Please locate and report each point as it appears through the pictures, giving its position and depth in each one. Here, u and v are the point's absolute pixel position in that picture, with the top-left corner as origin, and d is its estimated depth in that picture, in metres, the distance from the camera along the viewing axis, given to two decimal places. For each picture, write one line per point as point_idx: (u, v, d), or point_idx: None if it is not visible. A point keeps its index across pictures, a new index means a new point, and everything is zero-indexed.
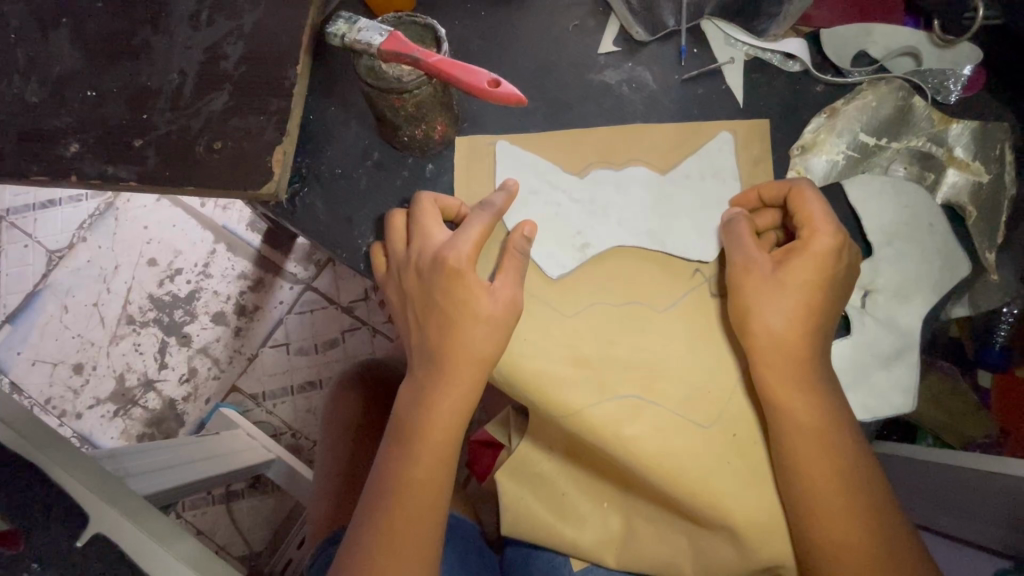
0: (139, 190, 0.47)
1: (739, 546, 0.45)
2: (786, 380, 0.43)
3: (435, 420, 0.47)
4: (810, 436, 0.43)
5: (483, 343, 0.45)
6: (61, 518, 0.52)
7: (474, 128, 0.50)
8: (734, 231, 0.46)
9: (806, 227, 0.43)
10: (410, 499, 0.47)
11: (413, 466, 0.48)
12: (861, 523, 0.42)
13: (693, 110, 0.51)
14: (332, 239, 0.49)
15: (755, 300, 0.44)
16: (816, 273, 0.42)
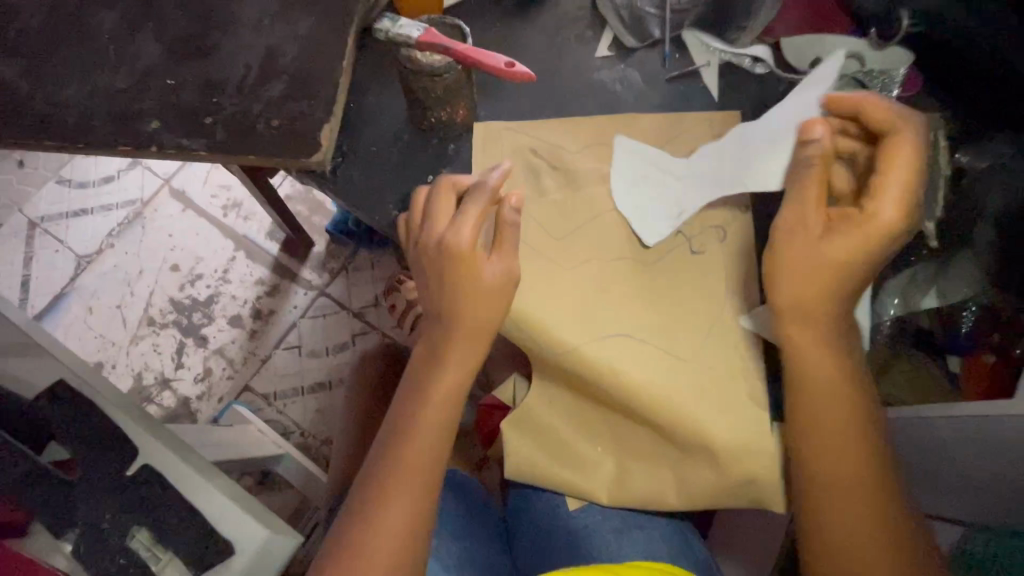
0: (207, 159, 0.56)
1: (716, 467, 0.53)
2: (807, 333, 0.51)
3: (446, 372, 0.56)
4: (826, 386, 0.51)
5: (479, 313, 0.52)
6: (115, 449, 0.59)
7: (490, 116, 0.60)
8: (802, 174, 0.50)
9: (875, 200, 0.47)
10: (416, 437, 0.56)
11: (423, 408, 0.56)
12: (860, 456, 0.52)
13: (675, 104, 0.60)
14: (367, 206, 0.57)
15: (798, 253, 0.50)
16: (859, 241, 0.48)
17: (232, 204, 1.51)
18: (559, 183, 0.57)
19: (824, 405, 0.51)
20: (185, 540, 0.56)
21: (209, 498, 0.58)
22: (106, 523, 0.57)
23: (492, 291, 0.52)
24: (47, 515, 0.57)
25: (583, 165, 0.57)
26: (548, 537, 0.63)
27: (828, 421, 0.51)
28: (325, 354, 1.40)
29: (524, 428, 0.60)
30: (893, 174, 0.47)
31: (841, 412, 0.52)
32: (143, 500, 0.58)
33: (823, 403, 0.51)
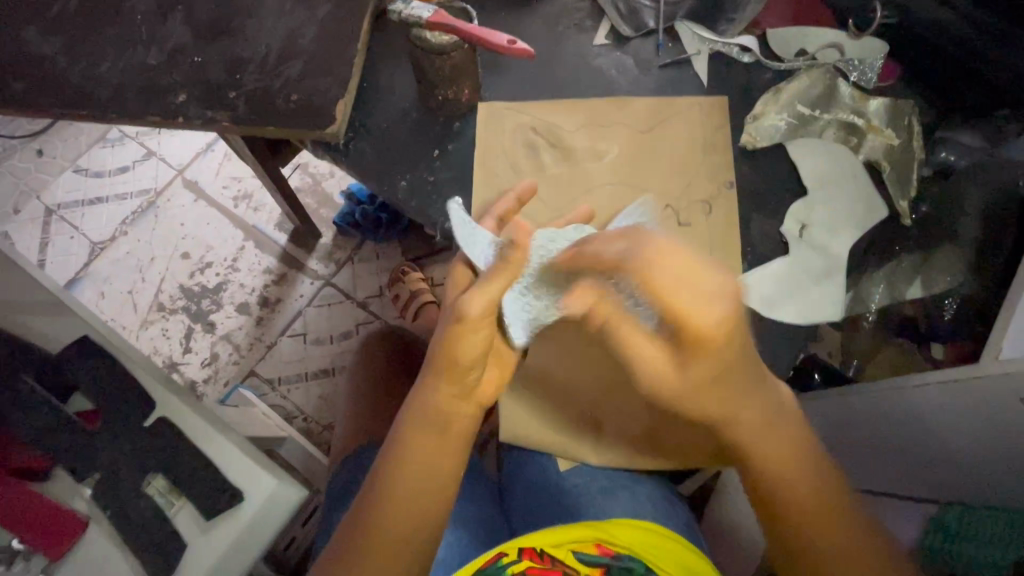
0: (230, 130, 0.60)
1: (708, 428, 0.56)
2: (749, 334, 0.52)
3: (441, 408, 0.55)
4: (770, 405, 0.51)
5: (468, 341, 0.53)
6: (134, 401, 0.62)
7: (493, 97, 0.64)
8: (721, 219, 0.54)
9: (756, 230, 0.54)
10: (411, 479, 0.54)
11: (421, 451, 0.55)
12: (821, 478, 0.51)
13: (667, 89, 0.64)
14: (377, 177, 0.61)
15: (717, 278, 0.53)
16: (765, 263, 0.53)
17: (243, 195, 1.55)
18: (556, 159, 0.61)
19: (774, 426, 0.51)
20: (196, 488, 0.59)
21: (220, 452, 0.62)
22: (122, 470, 0.60)
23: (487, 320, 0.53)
24: (69, 461, 0.60)
25: (579, 143, 0.61)
26: (541, 496, 0.66)
27: (783, 442, 0.51)
28: (329, 342, 1.43)
29: (521, 394, 0.62)
30: (760, 225, 0.54)
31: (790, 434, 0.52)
32: (158, 450, 0.61)
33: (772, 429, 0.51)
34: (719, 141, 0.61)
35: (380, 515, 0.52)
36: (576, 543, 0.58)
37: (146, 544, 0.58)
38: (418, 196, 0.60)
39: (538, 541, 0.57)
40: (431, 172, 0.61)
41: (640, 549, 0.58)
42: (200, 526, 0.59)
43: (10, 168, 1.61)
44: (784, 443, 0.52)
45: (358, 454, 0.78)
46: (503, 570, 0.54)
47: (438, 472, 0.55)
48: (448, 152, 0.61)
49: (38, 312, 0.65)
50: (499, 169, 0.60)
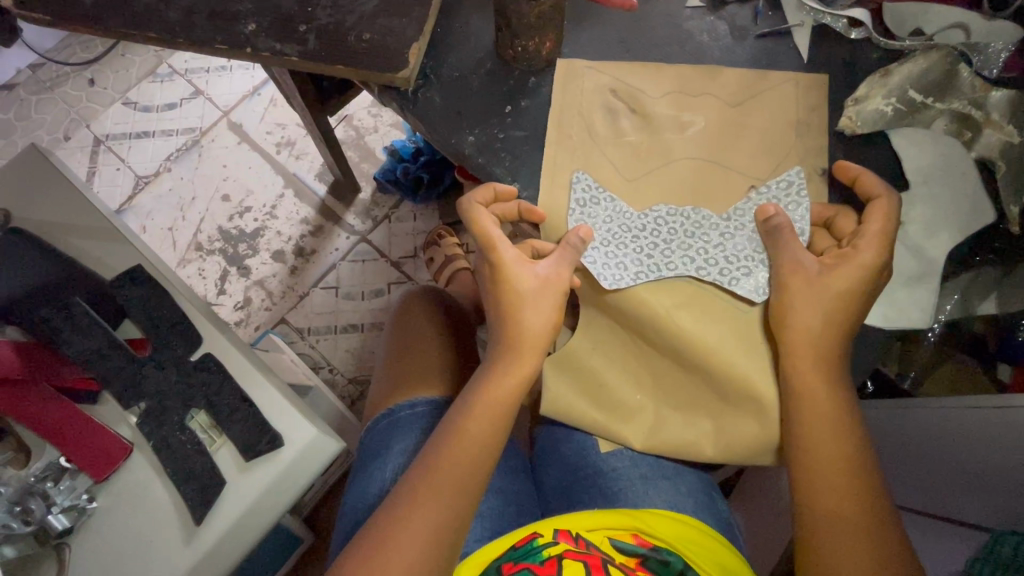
0: (298, 65, 0.58)
1: (762, 418, 0.53)
2: (811, 326, 0.51)
3: (507, 382, 0.57)
4: (827, 423, 0.51)
5: (543, 318, 0.56)
6: (182, 334, 0.62)
7: (573, 54, 0.60)
8: (778, 238, 0.53)
9: (861, 241, 0.51)
10: (472, 441, 0.56)
11: (484, 421, 0.57)
12: (868, 509, 0.49)
13: (762, 62, 0.59)
14: (442, 129, 0.58)
15: (792, 290, 0.52)
16: (856, 277, 0.51)
17: (286, 143, 1.54)
18: (635, 126, 0.57)
19: (832, 443, 0.51)
20: (237, 427, 0.59)
21: (261, 393, 0.61)
22: (167, 402, 0.61)
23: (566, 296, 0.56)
24: (117, 387, 0.61)
25: (661, 111, 0.57)
26: (574, 476, 0.65)
27: (833, 472, 0.50)
28: (361, 299, 1.42)
29: (565, 371, 0.58)
30: (873, 228, 0.51)
31: (846, 470, 0.51)
32: (201, 385, 0.61)
33: (826, 457, 0.51)
34: (815, 121, 0.56)
35: (432, 467, 0.55)
36: (611, 530, 0.57)
37: (185, 476, 0.58)
38: (485, 152, 0.57)
39: (573, 525, 0.56)
40: (502, 128, 0.58)
41: (677, 543, 0.56)
42: (240, 466, 0.59)
43: (63, 94, 1.61)
44: (835, 479, 0.50)
45: (392, 411, 0.76)
46: (537, 550, 0.52)
47: (489, 445, 0.57)
48: (521, 109, 0.58)
49: (93, 237, 0.65)
50: (574, 131, 0.57)
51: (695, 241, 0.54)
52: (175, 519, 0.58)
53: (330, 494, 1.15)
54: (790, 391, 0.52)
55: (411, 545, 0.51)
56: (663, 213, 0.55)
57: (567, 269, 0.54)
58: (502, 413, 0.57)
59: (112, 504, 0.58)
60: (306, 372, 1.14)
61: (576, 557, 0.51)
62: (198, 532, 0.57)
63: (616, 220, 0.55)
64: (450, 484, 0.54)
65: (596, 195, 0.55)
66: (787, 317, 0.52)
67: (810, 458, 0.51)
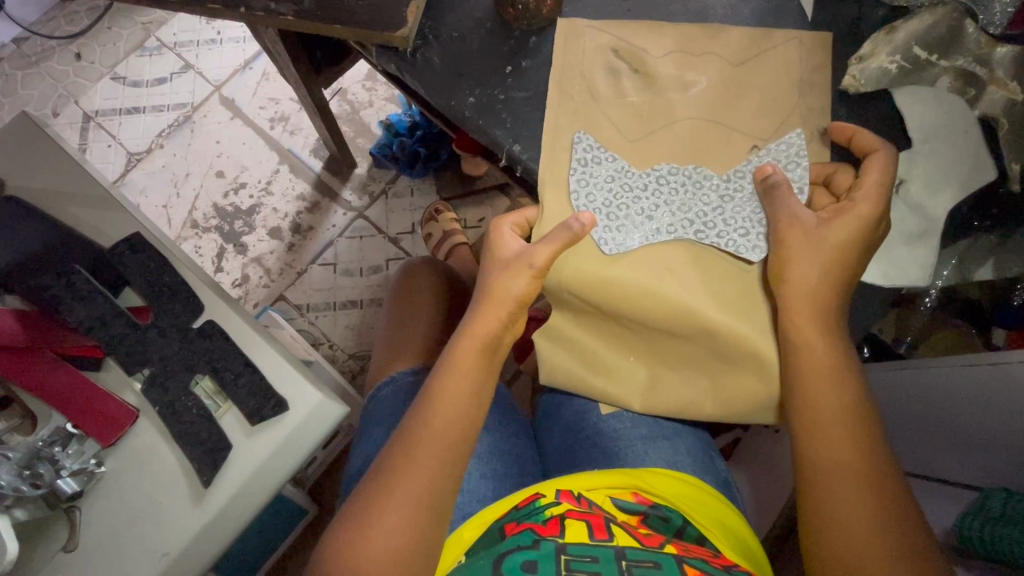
0: (294, 25, 0.56)
1: (763, 375, 0.54)
2: (810, 283, 0.51)
3: (478, 338, 0.56)
4: (826, 375, 0.51)
5: (517, 283, 0.54)
6: (183, 301, 0.62)
7: (573, 13, 0.59)
8: (775, 196, 0.52)
9: (860, 192, 0.50)
10: (451, 397, 0.55)
11: (461, 377, 0.55)
12: (867, 457, 0.50)
13: (765, 20, 0.58)
14: (442, 90, 0.58)
15: (789, 248, 0.52)
16: (854, 233, 0.50)
17: (279, 118, 1.52)
18: (637, 86, 0.56)
19: (831, 396, 0.51)
20: (240, 392, 0.60)
21: (264, 359, 0.61)
22: (169, 368, 0.61)
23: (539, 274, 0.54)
24: (120, 354, 0.61)
25: (663, 71, 0.56)
26: (573, 438, 0.65)
27: (831, 422, 0.51)
28: (359, 275, 1.42)
29: (557, 339, 0.59)
30: (870, 181, 0.50)
31: (846, 422, 0.51)
32: (203, 352, 0.61)
33: (824, 408, 0.51)
34: (817, 80, 0.56)
35: (425, 421, 0.54)
36: (612, 489, 0.58)
37: (191, 441, 0.59)
38: (486, 113, 0.56)
39: (574, 486, 0.57)
40: (502, 89, 0.57)
41: (677, 500, 0.57)
42: (245, 430, 0.60)
43: (49, 69, 1.58)
44: (833, 429, 0.51)
45: (393, 379, 0.76)
46: (539, 510, 0.54)
47: (457, 402, 0.55)
48: (521, 70, 0.57)
49: (91, 205, 0.65)
50: (575, 91, 0.56)
51: (694, 200, 0.54)
52: (181, 483, 0.58)
53: (332, 467, 1.16)
54: (787, 345, 0.52)
55: (411, 493, 0.51)
56: (664, 172, 0.55)
57: (550, 247, 0.53)
58: (468, 373, 0.55)
59: (120, 468, 0.59)
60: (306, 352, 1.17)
61: (578, 517, 0.52)
62: (206, 494, 0.58)
63: (617, 179, 0.55)
64: (439, 443, 0.53)
65: (597, 155, 0.55)
66: (785, 273, 0.52)
67: (809, 409, 0.51)
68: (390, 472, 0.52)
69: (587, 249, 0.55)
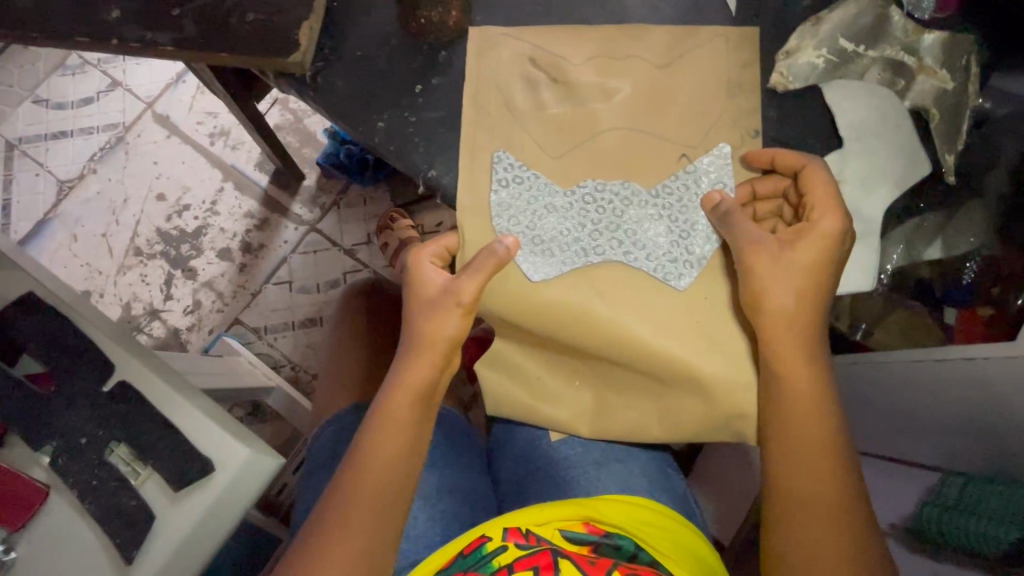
0: (176, 56, 0.51)
1: (706, 399, 0.51)
2: (784, 305, 0.47)
3: (410, 383, 0.52)
4: (805, 403, 0.48)
5: (448, 321, 0.51)
6: (90, 363, 0.57)
7: (486, 22, 0.54)
8: (731, 221, 0.49)
9: (815, 211, 0.47)
10: (388, 447, 0.51)
11: (395, 427, 0.52)
12: (842, 488, 0.47)
13: (688, 17, 0.55)
14: (349, 115, 0.53)
15: (760, 267, 0.48)
16: (821, 252, 0.47)
17: (219, 132, 1.44)
18: (557, 98, 0.52)
19: (808, 425, 0.48)
20: (160, 457, 0.55)
21: (186, 418, 0.57)
22: (81, 437, 0.56)
23: (468, 310, 0.51)
24: (25, 427, 0.56)
25: (583, 78, 0.52)
26: (525, 468, 0.63)
27: (807, 452, 0.47)
28: (316, 291, 1.36)
29: (501, 368, 0.56)
30: (821, 195, 0.47)
31: (825, 451, 0.47)
32: (117, 417, 0.56)
33: (806, 445, 0.47)
34: (746, 79, 0.52)
35: (358, 479, 0.50)
36: (563, 520, 0.55)
37: (112, 514, 0.55)
38: (397, 138, 0.52)
39: (523, 521, 0.53)
40: (414, 111, 0.53)
41: (631, 526, 0.55)
42: (169, 496, 0.55)
43: None
44: (808, 458, 0.47)
45: (337, 417, 0.72)
46: (486, 558, 0.50)
47: (394, 453, 0.51)
48: (432, 88, 0.53)
49: None
50: (491, 109, 0.52)
51: (622, 220, 0.51)
52: (105, 561, 0.54)
53: None
54: (771, 377, 0.48)
55: (350, 557, 0.48)
56: (590, 189, 0.51)
57: (477, 278, 0.49)
58: (403, 421, 0.52)
59: (35, 551, 0.54)
60: (268, 373, 1.14)
61: (524, 562, 0.48)
62: (130, 571, 0.54)
63: (541, 200, 0.51)
64: (376, 500, 0.50)
65: (519, 173, 0.51)
66: (761, 297, 0.48)
67: (786, 438, 0.48)
68: (329, 538, 0.48)
69: (515, 280, 0.51)
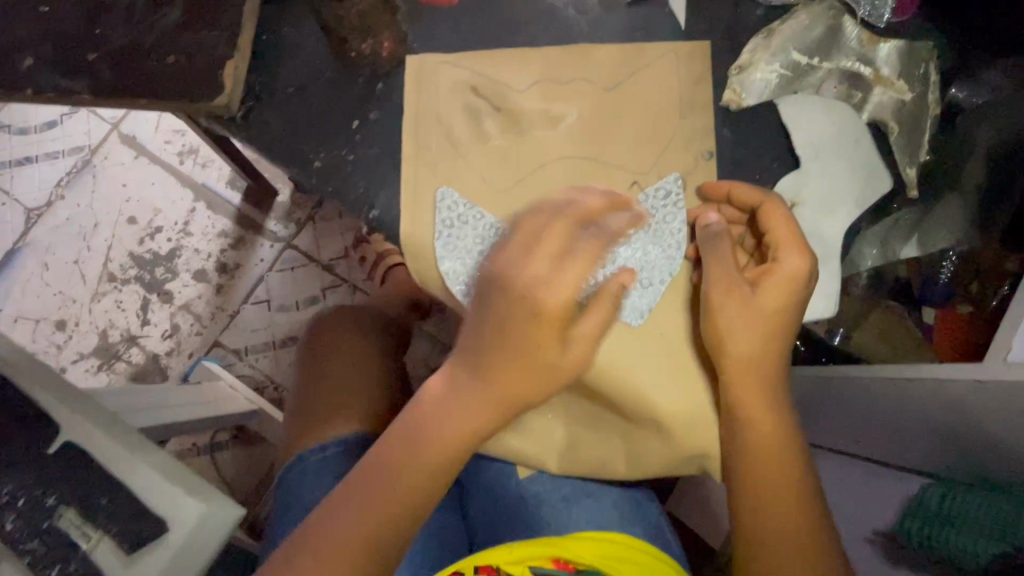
0: (95, 104, 0.48)
1: (665, 439, 0.49)
2: (747, 346, 0.45)
3: (455, 435, 0.46)
4: (770, 444, 0.46)
5: (543, 385, 0.45)
6: (36, 425, 0.56)
7: (424, 49, 0.52)
8: (712, 250, 0.46)
9: (778, 250, 0.45)
10: (406, 485, 0.46)
11: (424, 470, 0.46)
12: (812, 532, 0.45)
13: (635, 34, 0.52)
14: (285, 156, 0.51)
15: (720, 309, 0.45)
16: (785, 293, 0.45)
17: (188, 151, 1.39)
18: (500, 127, 0.50)
19: (776, 465, 0.46)
20: (112, 519, 0.54)
21: (139, 476, 0.55)
22: (29, 501, 0.54)
23: (570, 374, 0.45)
24: None
25: (528, 105, 0.50)
26: (495, 507, 0.61)
27: (775, 494, 0.46)
28: (295, 309, 1.32)
29: None
30: (782, 231, 0.45)
31: (791, 492, 0.46)
32: (66, 480, 0.55)
33: (774, 487, 0.46)
34: (698, 97, 0.50)
35: (363, 513, 0.45)
36: (533, 558, 0.53)
37: None
38: (334, 179, 0.50)
39: (494, 560, 0.52)
40: (351, 148, 0.50)
41: (603, 560, 0.53)
42: (121, 559, 0.53)
43: None
44: (776, 501, 0.46)
45: (301, 458, 0.70)
46: None
47: (411, 493, 0.46)
48: (370, 123, 0.51)
49: None
50: (433, 143, 0.50)
51: None
52: None
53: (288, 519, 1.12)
54: (736, 421, 0.46)
55: None
56: None
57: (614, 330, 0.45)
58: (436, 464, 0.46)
59: None
60: (249, 396, 1.08)
61: None
62: None
63: (487, 241, 0.49)
64: (380, 536, 0.45)
65: (463, 213, 0.49)
66: (724, 340, 0.45)
67: (752, 480, 0.46)
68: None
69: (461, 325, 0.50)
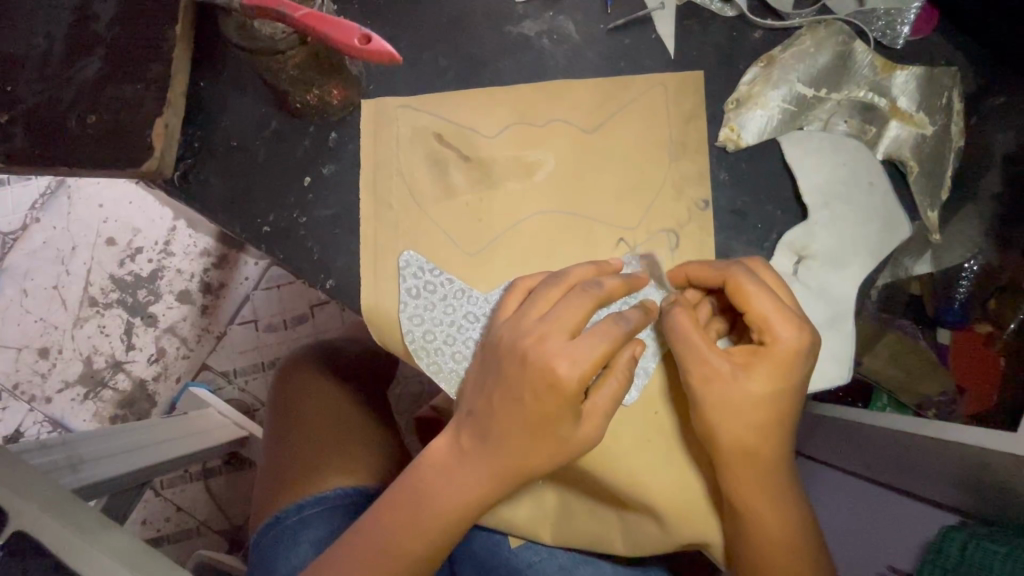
0: (10, 171, 0.43)
1: (662, 522, 0.44)
2: (742, 432, 0.40)
3: (461, 497, 0.42)
4: (777, 529, 0.42)
5: (554, 448, 0.40)
6: None
7: (381, 91, 0.46)
8: (677, 328, 0.41)
9: (764, 330, 0.39)
10: (413, 545, 0.42)
11: (429, 533, 0.42)
12: None
13: (619, 64, 0.46)
14: (229, 219, 0.45)
15: (706, 393, 0.40)
16: (778, 376, 0.39)
17: None
18: (469, 180, 0.45)
19: (782, 554, 0.42)
20: None
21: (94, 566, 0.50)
22: None
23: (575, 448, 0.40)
24: None
25: (498, 154, 0.45)
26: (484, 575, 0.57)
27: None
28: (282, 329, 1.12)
29: None
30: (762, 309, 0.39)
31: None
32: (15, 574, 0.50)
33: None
34: (689, 139, 0.44)
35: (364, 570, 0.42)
36: None
37: None
38: (285, 243, 0.45)
39: None
40: (302, 210, 0.45)
41: None
42: None
43: None
44: None
45: (277, 519, 0.62)
46: None
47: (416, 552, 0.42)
48: (323, 178, 0.45)
49: None
50: (394, 200, 0.45)
51: None
52: None
53: None
54: (738, 508, 0.42)
55: None
56: None
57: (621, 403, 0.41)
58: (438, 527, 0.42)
59: None
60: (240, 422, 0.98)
61: None
62: None
63: (457, 310, 0.44)
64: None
65: (431, 279, 0.44)
66: (713, 426, 0.41)
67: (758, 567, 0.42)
68: None
69: None
